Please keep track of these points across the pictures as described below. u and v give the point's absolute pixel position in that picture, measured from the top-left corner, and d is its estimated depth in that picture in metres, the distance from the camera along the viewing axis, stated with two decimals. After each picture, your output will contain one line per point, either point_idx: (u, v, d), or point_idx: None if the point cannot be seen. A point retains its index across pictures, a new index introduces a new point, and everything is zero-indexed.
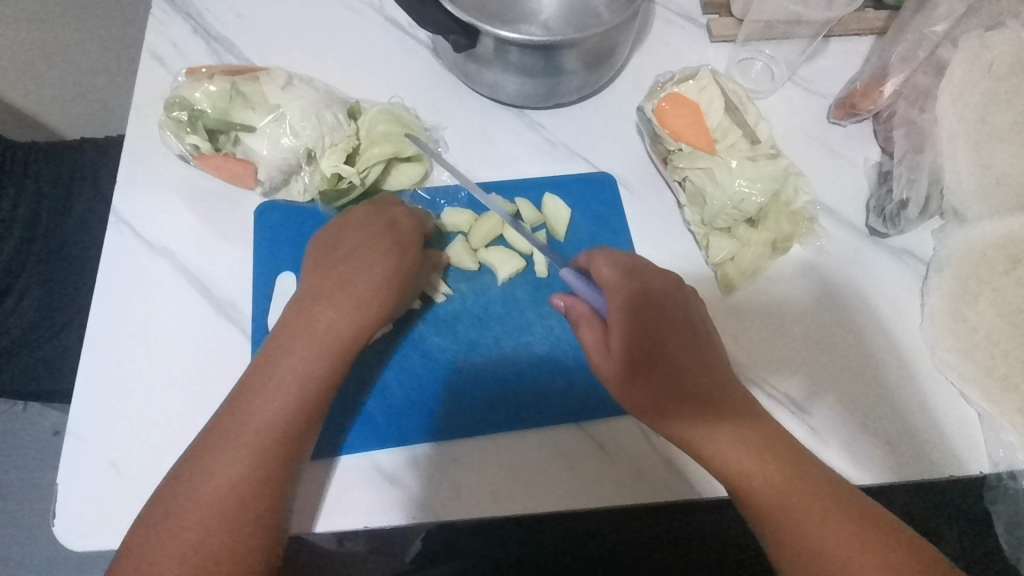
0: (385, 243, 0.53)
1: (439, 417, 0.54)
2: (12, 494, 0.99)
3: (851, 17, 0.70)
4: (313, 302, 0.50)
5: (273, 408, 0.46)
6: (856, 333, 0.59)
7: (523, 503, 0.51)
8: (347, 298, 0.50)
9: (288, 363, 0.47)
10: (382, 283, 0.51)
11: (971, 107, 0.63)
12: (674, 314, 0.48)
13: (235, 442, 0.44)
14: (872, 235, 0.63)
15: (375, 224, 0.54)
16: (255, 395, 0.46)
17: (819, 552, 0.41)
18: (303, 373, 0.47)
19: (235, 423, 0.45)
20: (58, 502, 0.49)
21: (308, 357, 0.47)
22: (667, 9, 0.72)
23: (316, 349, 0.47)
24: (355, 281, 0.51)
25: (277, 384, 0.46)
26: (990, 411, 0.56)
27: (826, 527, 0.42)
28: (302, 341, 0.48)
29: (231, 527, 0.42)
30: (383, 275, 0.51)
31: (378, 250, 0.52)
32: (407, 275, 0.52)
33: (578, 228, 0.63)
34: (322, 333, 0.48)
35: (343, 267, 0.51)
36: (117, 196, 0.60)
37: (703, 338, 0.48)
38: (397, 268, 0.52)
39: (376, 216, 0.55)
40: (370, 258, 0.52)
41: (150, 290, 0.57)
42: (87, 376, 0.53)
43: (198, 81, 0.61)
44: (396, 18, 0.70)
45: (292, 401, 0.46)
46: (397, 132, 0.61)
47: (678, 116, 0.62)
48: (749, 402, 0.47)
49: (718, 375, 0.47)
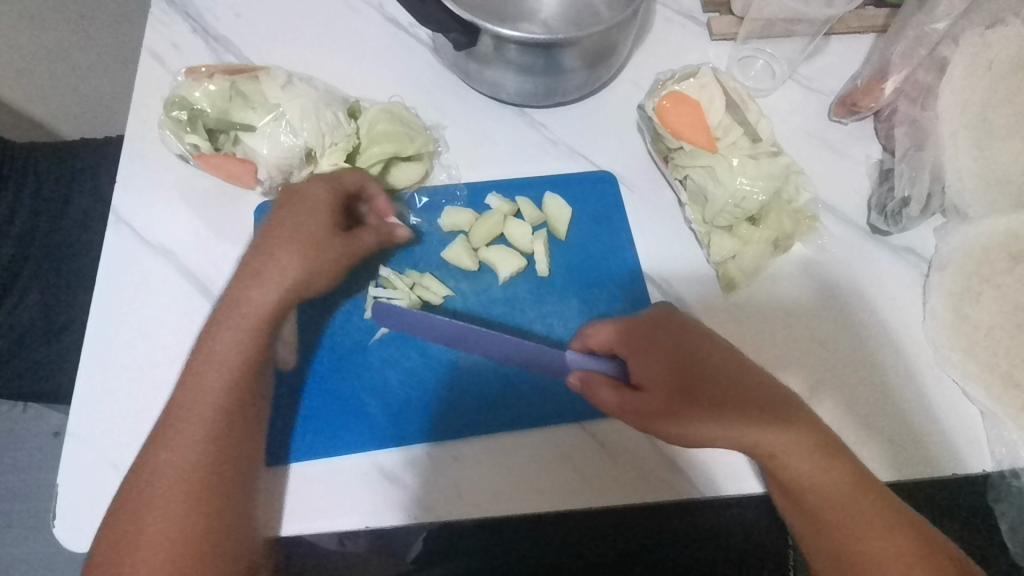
0: (300, 213, 0.50)
1: (440, 416, 0.54)
2: (12, 496, 0.99)
3: (851, 14, 0.70)
4: (235, 284, 0.48)
5: (205, 393, 0.45)
6: (857, 331, 0.59)
7: (524, 502, 0.51)
8: (262, 273, 0.48)
9: (215, 345, 0.46)
10: (295, 251, 0.48)
11: (973, 105, 0.63)
12: (692, 334, 0.49)
13: (182, 432, 0.44)
14: (873, 233, 0.63)
15: (292, 196, 0.52)
16: (188, 382, 0.46)
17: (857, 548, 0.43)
18: (230, 351, 0.46)
19: (173, 413, 0.45)
20: (57, 504, 0.49)
21: (233, 338, 0.47)
22: (668, 7, 0.72)
23: (239, 327, 0.47)
24: (266, 256, 0.49)
25: (206, 369, 0.46)
26: (993, 409, 0.55)
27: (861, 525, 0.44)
28: (224, 324, 0.47)
29: (188, 516, 0.43)
30: (288, 244, 0.49)
31: (289, 220, 0.50)
32: (322, 238, 0.50)
33: (578, 226, 0.63)
34: (241, 311, 0.47)
35: (260, 245, 0.50)
36: (116, 196, 0.60)
37: (727, 351, 0.49)
38: (315, 236, 0.49)
39: (297, 186, 0.53)
40: (280, 230, 0.50)
41: (150, 289, 0.57)
42: (86, 376, 0.53)
43: (197, 80, 0.61)
44: (396, 17, 0.70)
45: (224, 382, 0.46)
46: (397, 131, 0.61)
47: (679, 114, 0.62)
48: (775, 396, 0.47)
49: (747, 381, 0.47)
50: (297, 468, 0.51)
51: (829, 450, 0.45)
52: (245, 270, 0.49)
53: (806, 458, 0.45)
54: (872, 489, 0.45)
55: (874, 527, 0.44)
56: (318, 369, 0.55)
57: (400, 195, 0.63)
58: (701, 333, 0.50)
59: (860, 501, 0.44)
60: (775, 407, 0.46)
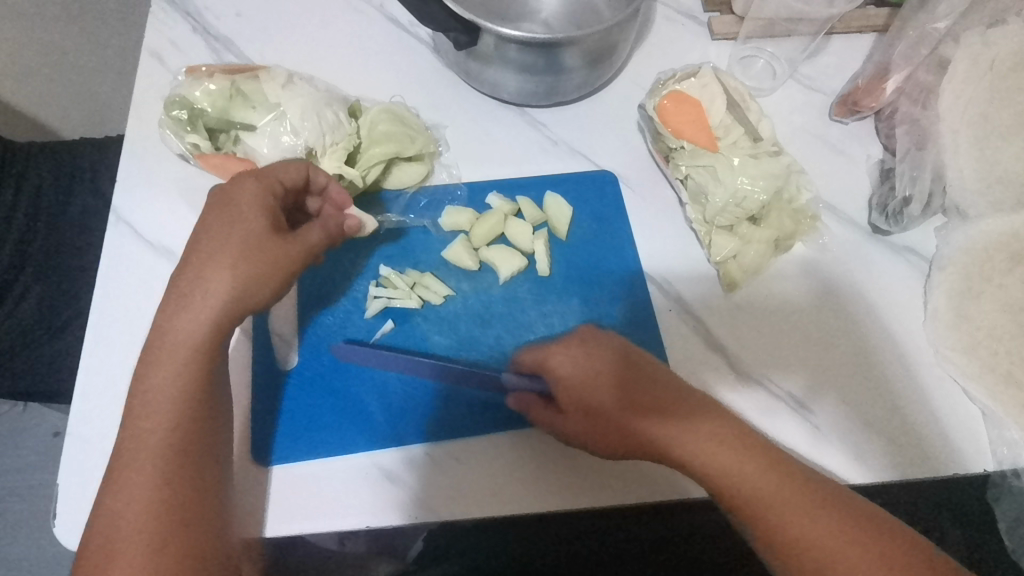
0: (221, 228, 0.44)
1: (440, 416, 0.54)
2: (12, 495, 0.99)
3: (852, 14, 0.70)
4: (161, 309, 0.43)
5: (146, 433, 0.40)
6: (858, 331, 0.59)
7: (525, 502, 0.51)
8: (189, 291, 0.42)
9: (149, 378, 0.41)
10: (225, 262, 0.43)
11: (973, 105, 0.63)
12: (600, 346, 0.50)
13: (133, 470, 0.39)
14: (874, 233, 0.63)
15: (216, 200, 0.46)
16: (128, 425, 0.40)
17: (806, 546, 0.41)
18: (167, 382, 0.41)
19: (114, 464, 0.40)
20: (58, 503, 0.49)
21: (167, 368, 0.41)
22: (668, 7, 0.72)
23: (174, 353, 0.41)
24: (192, 270, 0.43)
25: (147, 407, 0.41)
26: (993, 409, 0.55)
27: (808, 521, 0.41)
28: (153, 354, 0.42)
29: (164, 562, 0.38)
30: (213, 254, 0.43)
31: (213, 228, 0.44)
32: (256, 241, 0.44)
33: (579, 226, 0.62)
34: (170, 335, 0.42)
35: (184, 259, 0.44)
36: (116, 195, 0.60)
37: (642, 361, 0.49)
38: (239, 253, 0.43)
39: (222, 187, 0.47)
40: (204, 239, 0.44)
41: (150, 289, 0.57)
42: (86, 376, 0.53)
43: (198, 79, 0.61)
44: (396, 17, 0.70)
45: (166, 418, 0.40)
46: (397, 131, 0.61)
47: (679, 114, 0.62)
48: (692, 402, 0.47)
49: (660, 392, 0.47)
50: (299, 467, 0.51)
51: (752, 448, 0.44)
52: (170, 289, 0.43)
53: (729, 461, 0.44)
54: (812, 484, 0.43)
55: (818, 524, 0.41)
56: (319, 368, 0.55)
57: (400, 195, 0.63)
58: (612, 344, 0.50)
59: (796, 499, 0.42)
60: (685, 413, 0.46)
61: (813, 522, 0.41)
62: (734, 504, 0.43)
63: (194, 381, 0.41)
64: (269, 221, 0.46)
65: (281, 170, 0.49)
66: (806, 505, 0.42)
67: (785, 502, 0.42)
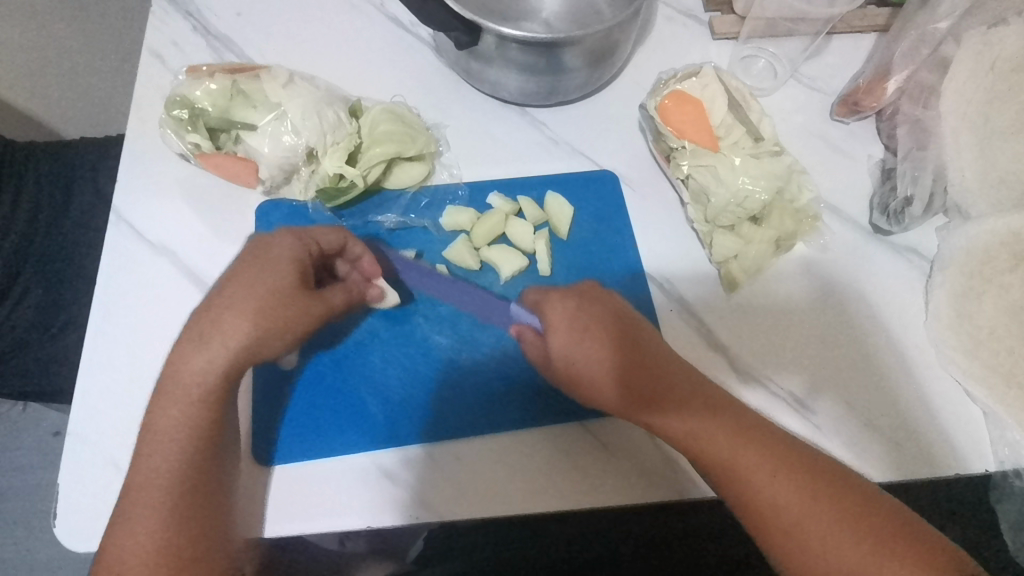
0: (250, 277, 0.45)
1: (442, 416, 0.54)
2: (13, 495, 0.99)
3: (853, 14, 0.70)
4: (176, 347, 0.44)
5: (153, 472, 0.42)
6: (858, 331, 0.59)
7: (526, 502, 0.51)
8: (203, 337, 0.43)
9: (159, 416, 0.43)
10: (242, 312, 0.44)
11: (975, 104, 0.63)
12: (590, 303, 0.50)
13: (139, 505, 0.42)
14: (876, 233, 0.63)
15: (249, 251, 0.47)
16: (139, 460, 0.43)
17: (779, 511, 0.42)
18: (173, 423, 0.43)
19: (126, 497, 0.42)
20: (59, 503, 0.49)
21: (175, 412, 0.43)
22: (669, 6, 0.72)
23: (183, 397, 0.43)
24: (212, 312, 0.44)
25: (156, 445, 0.43)
26: (995, 409, 0.55)
27: (778, 483, 0.43)
28: (163, 393, 0.43)
29: None
30: (236, 302, 0.44)
31: (240, 277, 0.45)
32: (278, 297, 0.45)
33: (580, 225, 0.62)
34: (180, 377, 0.43)
35: (207, 301, 0.45)
36: (117, 195, 0.60)
37: (631, 325, 0.50)
38: (264, 307, 0.44)
39: (257, 239, 0.48)
40: (231, 285, 0.45)
41: (150, 289, 0.57)
42: (88, 375, 0.53)
43: (199, 79, 0.60)
44: (397, 16, 0.70)
45: (173, 462, 0.42)
46: (398, 131, 0.61)
47: (681, 114, 0.62)
48: (668, 372, 0.48)
49: (641, 361, 0.48)
50: (302, 468, 0.51)
51: (723, 417, 0.46)
52: (186, 332, 0.45)
53: (708, 427, 0.45)
54: (786, 447, 0.44)
55: (791, 486, 0.42)
56: (320, 367, 0.55)
57: (401, 195, 0.63)
58: (603, 303, 0.50)
59: (769, 460, 0.44)
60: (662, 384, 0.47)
61: (783, 484, 0.43)
62: (709, 467, 0.44)
63: (198, 428, 0.43)
64: (299, 278, 0.46)
65: (320, 235, 0.50)
66: (778, 467, 0.43)
67: (756, 465, 0.43)
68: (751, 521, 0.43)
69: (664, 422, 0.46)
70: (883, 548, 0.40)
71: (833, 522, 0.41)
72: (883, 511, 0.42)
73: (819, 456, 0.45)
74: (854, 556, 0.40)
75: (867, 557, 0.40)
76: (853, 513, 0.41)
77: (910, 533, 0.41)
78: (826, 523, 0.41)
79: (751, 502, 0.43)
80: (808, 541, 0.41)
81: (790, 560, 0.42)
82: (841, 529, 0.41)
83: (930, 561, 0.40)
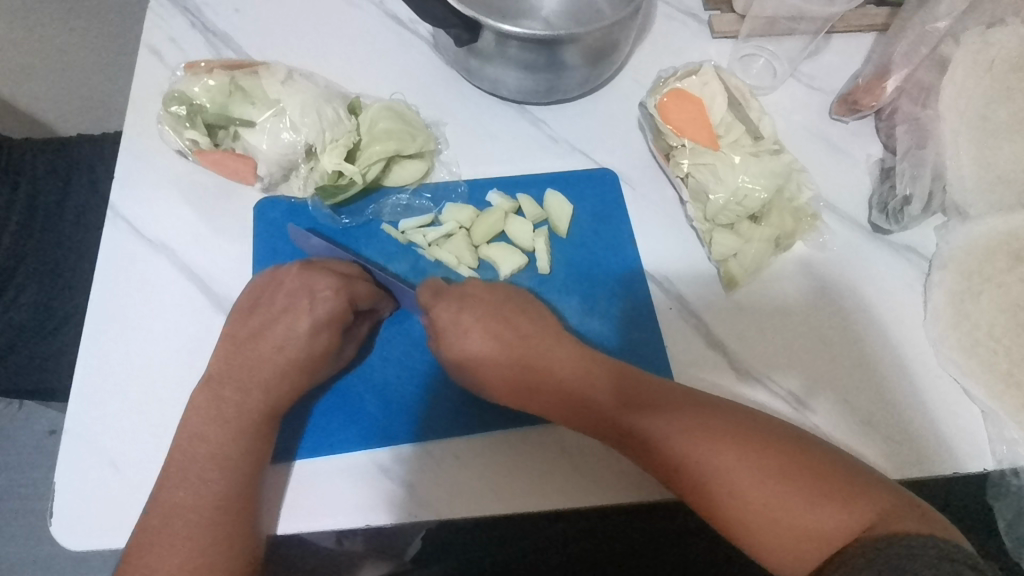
0: (299, 333, 0.50)
1: (439, 414, 0.54)
2: (10, 494, 0.99)
3: (852, 13, 0.70)
4: (213, 384, 0.48)
5: (202, 495, 0.44)
6: (855, 331, 0.59)
7: (526, 500, 0.51)
8: (244, 379, 0.48)
9: (209, 445, 0.46)
10: (298, 369, 0.50)
11: (973, 104, 0.63)
12: (473, 302, 0.53)
13: (174, 519, 0.43)
14: (875, 231, 0.63)
15: (292, 296, 0.51)
16: (167, 484, 0.45)
17: (681, 463, 0.44)
18: (215, 449, 0.46)
19: (155, 514, 0.44)
20: (55, 502, 0.48)
21: (229, 440, 0.46)
22: (669, 5, 0.72)
23: (220, 424, 0.47)
24: (270, 360, 0.49)
25: (183, 469, 0.45)
26: (993, 407, 0.55)
27: (675, 437, 0.44)
28: (214, 420, 0.47)
29: None
30: (294, 357, 0.50)
31: (293, 332, 0.50)
32: (321, 354, 0.51)
33: (578, 223, 0.62)
34: (237, 411, 0.47)
35: (261, 347, 0.50)
36: (117, 191, 0.59)
37: (514, 315, 0.53)
38: (309, 363, 0.50)
39: (300, 279, 0.52)
40: (283, 338, 0.50)
41: (150, 287, 0.56)
42: (86, 373, 0.53)
43: (197, 75, 0.60)
44: (396, 13, 0.70)
45: (223, 483, 0.45)
46: (399, 128, 0.60)
47: (680, 112, 0.62)
48: (564, 350, 0.51)
49: (538, 346, 0.51)
50: (291, 468, 0.51)
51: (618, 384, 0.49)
52: (238, 368, 0.49)
53: (604, 397, 0.48)
54: (697, 405, 0.46)
55: (705, 440, 0.43)
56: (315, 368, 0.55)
57: (401, 192, 0.63)
58: (485, 300, 0.53)
59: (680, 417, 0.45)
60: (561, 364, 0.50)
61: (695, 441, 0.44)
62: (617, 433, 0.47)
63: (251, 451, 0.47)
64: (341, 333, 0.52)
65: (360, 285, 0.53)
66: (684, 422, 0.45)
67: (653, 422, 0.45)
68: (668, 479, 0.45)
69: (570, 393, 0.49)
70: (799, 491, 0.41)
71: (742, 466, 0.42)
72: (798, 451, 0.43)
73: (728, 406, 0.46)
74: (768, 498, 0.41)
75: (777, 497, 0.41)
76: (765, 457, 0.42)
77: (828, 471, 0.42)
78: (727, 465, 0.42)
79: (661, 459, 0.45)
80: (713, 488, 0.42)
81: (717, 515, 0.43)
82: (754, 473, 0.42)
83: (843, 495, 0.40)
